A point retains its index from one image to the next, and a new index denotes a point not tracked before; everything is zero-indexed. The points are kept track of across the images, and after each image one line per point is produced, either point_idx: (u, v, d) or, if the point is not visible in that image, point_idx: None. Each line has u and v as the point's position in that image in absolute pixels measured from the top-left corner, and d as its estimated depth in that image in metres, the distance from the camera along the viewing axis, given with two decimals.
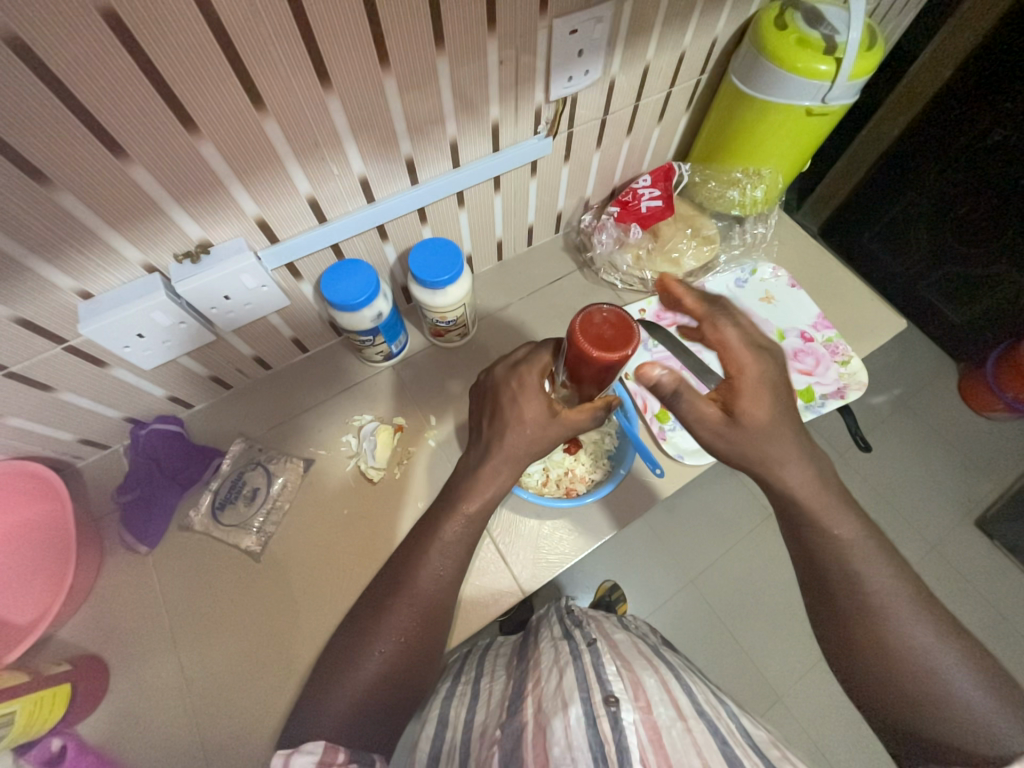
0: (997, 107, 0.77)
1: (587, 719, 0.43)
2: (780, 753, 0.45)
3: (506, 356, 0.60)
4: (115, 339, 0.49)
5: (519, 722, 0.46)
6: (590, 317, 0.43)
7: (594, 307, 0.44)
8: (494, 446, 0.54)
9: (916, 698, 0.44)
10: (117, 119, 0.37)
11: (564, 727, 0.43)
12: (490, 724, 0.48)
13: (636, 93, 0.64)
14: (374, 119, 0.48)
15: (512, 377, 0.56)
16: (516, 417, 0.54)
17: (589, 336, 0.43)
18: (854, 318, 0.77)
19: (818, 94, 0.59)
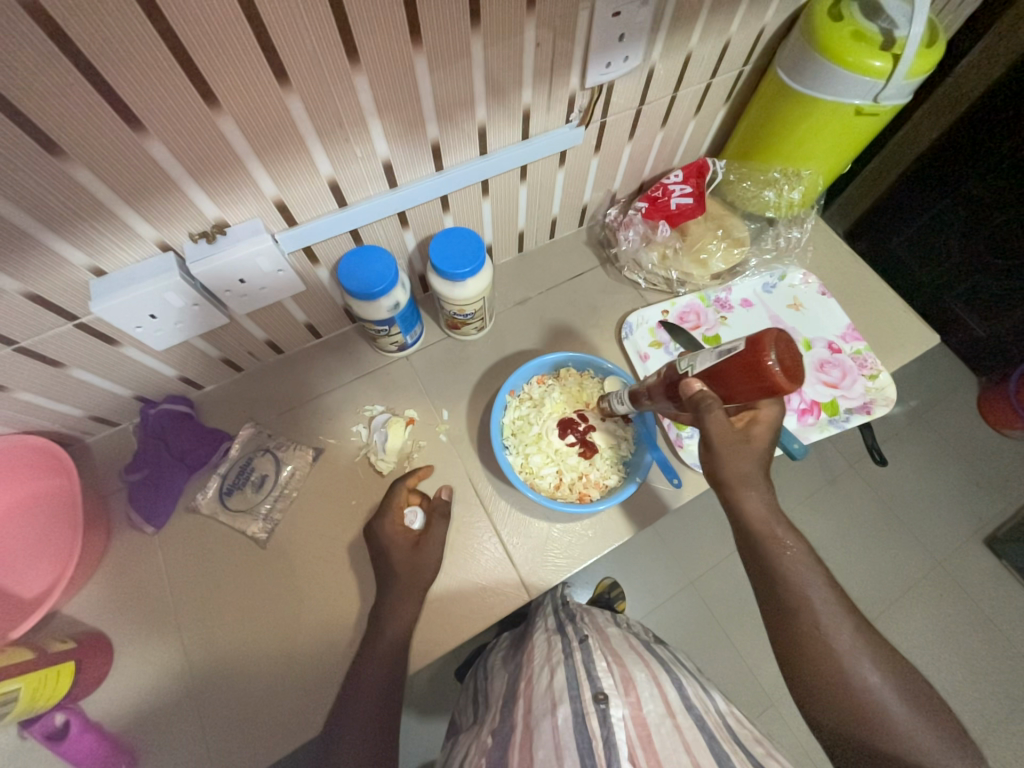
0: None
1: (575, 718, 0.42)
2: (764, 749, 0.45)
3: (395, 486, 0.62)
4: (127, 318, 0.48)
5: (510, 730, 0.47)
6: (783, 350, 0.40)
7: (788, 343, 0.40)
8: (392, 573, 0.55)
9: (905, 729, 0.42)
10: (134, 88, 0.35)
11: (550, 729, 0.42)
12: (483, 736, 0.50)
13: (675, 83, 0.61)
14: (402, 100, 0.46)
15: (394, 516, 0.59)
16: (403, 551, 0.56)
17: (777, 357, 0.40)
18: (883, 329, 0.74)
19: (870, 92, 0.55)
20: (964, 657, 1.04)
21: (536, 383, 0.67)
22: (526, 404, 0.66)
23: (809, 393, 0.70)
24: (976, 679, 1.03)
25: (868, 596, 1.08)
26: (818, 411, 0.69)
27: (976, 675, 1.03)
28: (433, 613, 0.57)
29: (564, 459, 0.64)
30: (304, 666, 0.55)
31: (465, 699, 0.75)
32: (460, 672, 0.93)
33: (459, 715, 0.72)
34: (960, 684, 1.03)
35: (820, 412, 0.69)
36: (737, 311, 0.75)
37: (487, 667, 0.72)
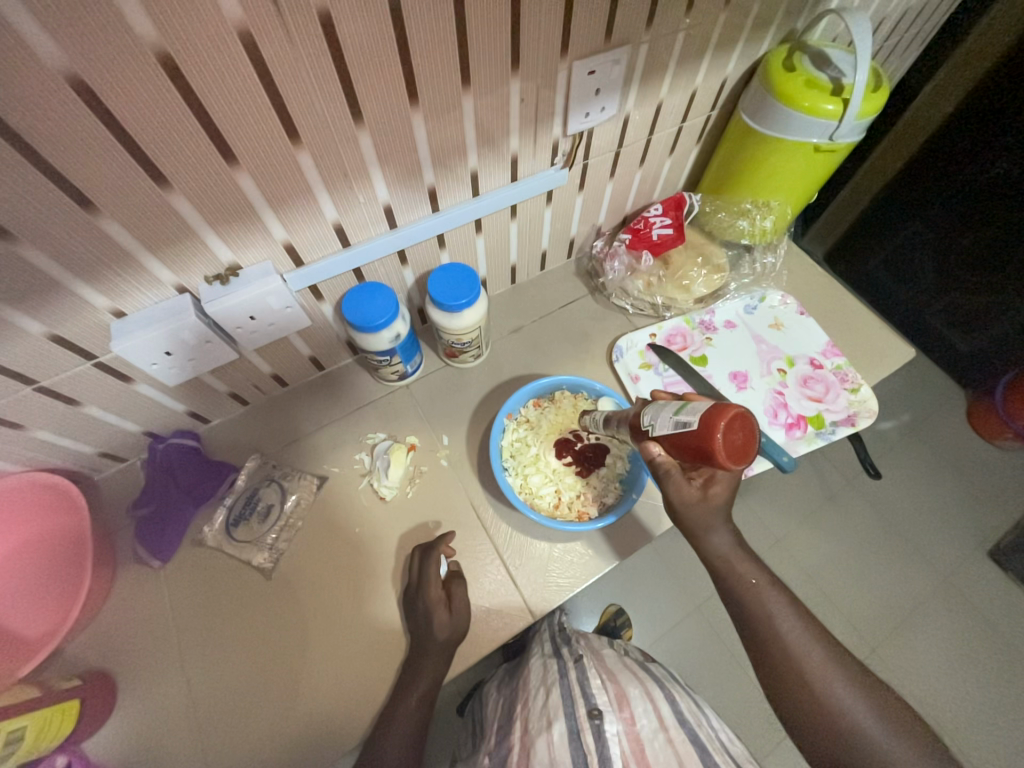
0: (1009, 138, 0.76)
1: (570, 734, 0.43)
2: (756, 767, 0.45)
3: (426, 544, 0.61)
4: (143, 356, 0.51)
5: (506, 752, 0.46)
6: (723, 433, 0.39)
7: (735, 435, 0.39)
8: (421, 623, 0.55)
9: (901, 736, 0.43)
10: (163, 151, 0.39)
11: (547, 747, 0.43)
12: (481, 756, 0.50)
13: (650, 127, 0.66)
14: (402, 151, 0.50)
15: (422, 576, 0.57)
16: (430, 616, 0.55)
17: (724, 437, 0.39)
18: (861, 345, 0.78)
19: (826, 131, 0.61)
20: (977, 675, 1.02)
21: (533, 406, 0.69)
22: (523, 426, 0.68)
23: (795, 408, 0.73)
24: (991, 697, 1.01)
25: (876, 613, 1.07)
26: (805, 425, 0.72)
27: (990, 692, 1.01)
28: None
29: (562, 479, 0.66)
30: (307, 700, 0.55)
31: (465, 734, 0.73)
32: (463, 706, 0.90)
33: (459, 751, 0.70)
34: (975, 704, 1.00)
35: (807, 426, 0.72)
36: (721, 332, 0.78)
37: (484, 697, 0.71)
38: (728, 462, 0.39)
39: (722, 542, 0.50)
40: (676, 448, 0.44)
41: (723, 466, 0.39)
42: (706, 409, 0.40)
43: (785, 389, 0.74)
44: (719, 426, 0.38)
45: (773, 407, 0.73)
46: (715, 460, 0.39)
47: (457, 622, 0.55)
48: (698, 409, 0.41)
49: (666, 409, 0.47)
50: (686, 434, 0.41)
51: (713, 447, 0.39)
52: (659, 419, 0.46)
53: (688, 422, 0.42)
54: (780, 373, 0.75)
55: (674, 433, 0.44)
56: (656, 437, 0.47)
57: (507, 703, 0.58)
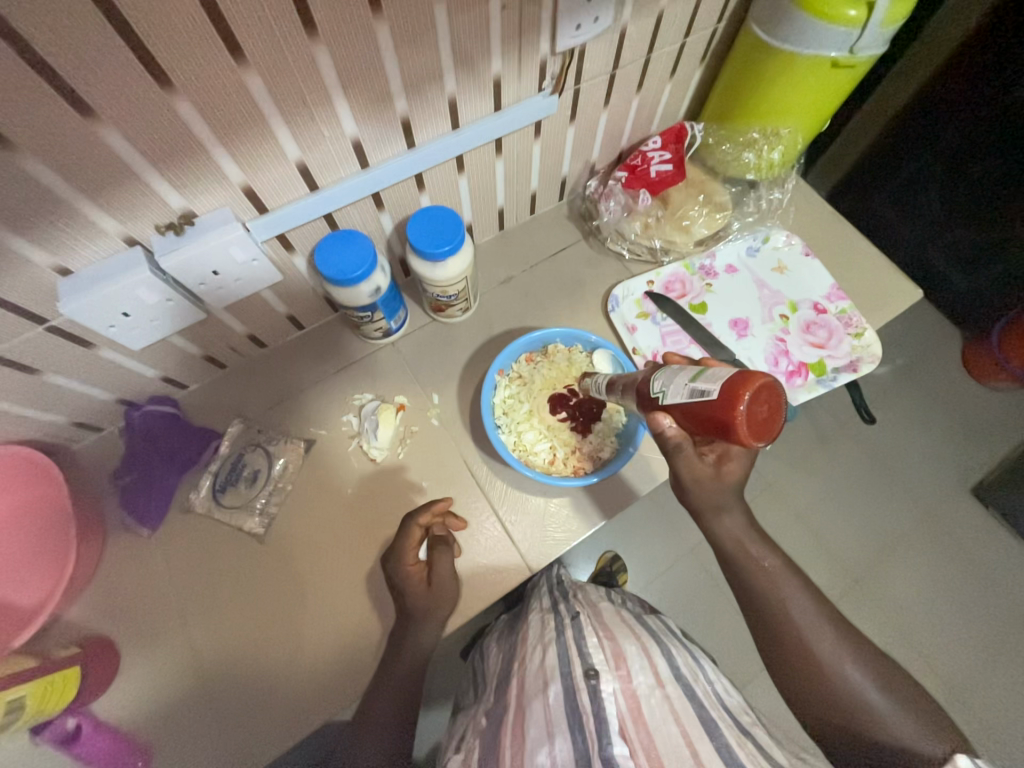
0: None
1: (566, 693, 0.42)
2: (750, 718, 0.47)
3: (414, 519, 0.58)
4: (98, 318, 0.46)
5: (503, 711, 0.47)
6: (756, 411, 0.37)
7: (766, 412, 0.38)
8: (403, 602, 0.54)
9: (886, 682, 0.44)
10: (82, 73, 0.33)
11: (542, 707, 0.42)
12: (479, 715, 0.51)
13: (648, 44, 0.59)
14: (367, 74, 0.44)
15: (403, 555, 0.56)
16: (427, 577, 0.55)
17: (749, 414, 0.37)
18: (866, 287, 0.74)
19: (846, 43, 0.54)
20: (954, 605, 1.08)
21: (525, 361, 0.66)
22: (515, 382, 0.66)
23: (796, 355, 0.71)
24: (965, 623, 1.07)
25: (862, 552, 1.11)
26: (805, 372, 0.70)
27: (964, 619, 1.07)
28: None
29: (557, 434, 0.64)
30: (310, 659, 0.56)
31: (467, 680, 0.76)
32: (467, 652, 0.94)
33: (462, 697, 0.73)
34: (951, 632, 1.06)
35: (807, 373, 0.70)
36: (722, 277, 0.74)
37: (485, 648, 0.73)
38: (749, 437, 0.37)
39: (722, 502, 0.49)
40: (691, 420, 0.41)
41: (743, 441, 0.37)
42: (731, 377, 0.38)
43: (787, 336, 0.71)
44: (746, 396, 0.37)
45: (774, 355, 0.70)
46: (737, 435, 0.37)
47: (437, 595, 0.55)
48: (721, 374, 0.39)
49: (681, 376, 0.44)
50: (706, 402, 0.39)
51: (736, 419, 0.37)
52: (671, 388, 0.44)
53: (708, 389, 0.39)
54: (782, 319, 0.72)
55: (689, 401, 0.41)
56: (666, 407, 0.45)
57: (506, 656, 0.59)
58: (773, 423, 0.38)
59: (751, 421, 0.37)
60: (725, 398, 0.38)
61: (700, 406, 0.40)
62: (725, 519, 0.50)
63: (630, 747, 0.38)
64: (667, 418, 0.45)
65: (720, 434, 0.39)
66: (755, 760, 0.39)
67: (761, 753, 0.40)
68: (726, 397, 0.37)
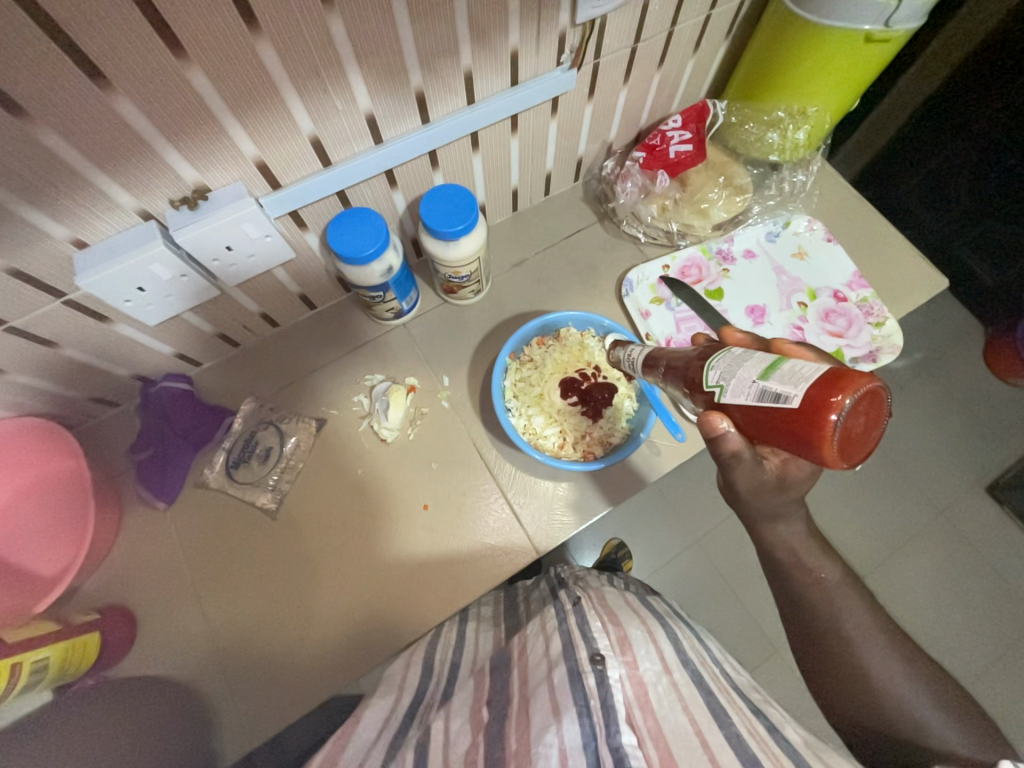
0: None
1: (571, 677, 0.41)
2: (761, 696, 0.48)
3: None
4: (114, 292, 0.47)
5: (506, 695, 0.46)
6: (849, 423, 0.33)
7: (856, 423, 0.34)
8: None
9: None
10: (96, 41, 0.33)
11: (547, 691, 0.41)
12: None
13: (672, 17, 0.57)
14: (382, 46, 0.43)
15: None
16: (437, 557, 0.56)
17: (841, 429, 0.33)
18: (889, 277, 0.72)
19: (882, 16, 0.52)
20: (963, 602, 1.07)
21: (537, 345, 0.66)
22: (526, 366, 0.65)
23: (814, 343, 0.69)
24: (973, 620, 1.06)
25: (871, 547, 1.10)
26: None
27: (973, 616, 1.06)
28: (441, 574, 0.59)
29: (567, 419, 0.64)
30: (319, 636, 0.57)
31: None
32: None
33: None
34: (958, 629, 1.05)
35: None
36: (740, 262, 0.73)
37: None
38: (839, 453, 0.34)
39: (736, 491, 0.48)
40: (759, 425, 0.37)
41: (829, 457, 0.34)
42: (818, 384, 0.33)
43: (805, 324, 0.70)
44: (838, 407, 0.32)
45: None
46: (823, 450, 0.34)
47: None
48: (803, 377, 0.34)
49: (747, 367, 0.39)
50: (787, 414, 0.35)
51: (824, 435, 0.33)
52: (734, 383, 0.39)
53: (788, 395, 0.35)
54: (800, 307, 0.71)
55: (758, 404, 0.37)
56: (726, 406, 0.40)
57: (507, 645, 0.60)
58: (865, 433, 0.35)
59: (842, 436, 0.33)
60: (810, 408, 0.33)
61: (776, 414, 0.36)
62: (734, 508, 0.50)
63: (637, 736, 0.37)
64: (726, 419, 0.39)
65: (798, 447, 0.35)
66: (766, 746, 0.38)
67: (772, 734, 0.40)
68: (812, 409, 0.33)
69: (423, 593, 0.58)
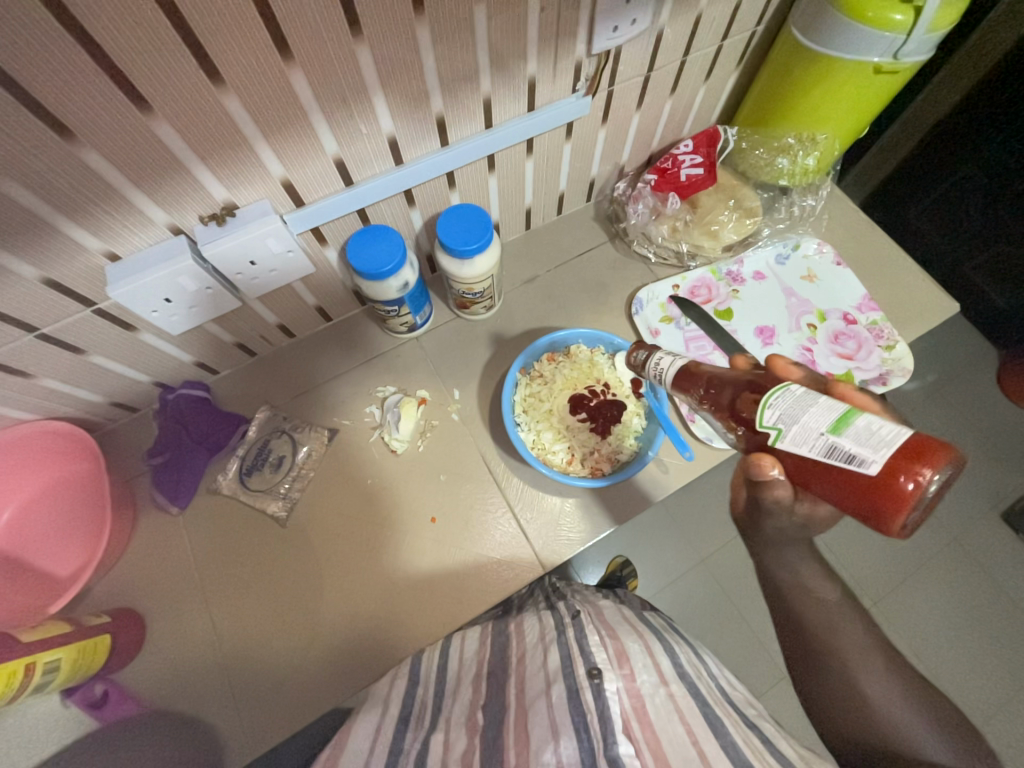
0: None
1: (569, 693, 0.41)
2: (756, 712, 0.46)
3: None
4: (142, 302, 0.48)
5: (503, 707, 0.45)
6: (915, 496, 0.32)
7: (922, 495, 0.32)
8: None
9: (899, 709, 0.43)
10: (141, 69, 0.35)
11: (546, 708, 0.41)
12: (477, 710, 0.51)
13: (684, 48, 0.59)
14: (406, 73, 0.45)
15: None
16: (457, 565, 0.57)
17: (917, 499, 0.31)
18: (899, 300, 0.72)
19: (890, 49, 0.53)
20: (979, 633, 1.04)
21: (547, 361, 0.67)
22: (536, 381, 0.66)
23: (823, 365, 0.69)
24: (990, 653, 1.03)
25: (882, 572, 1.08)
26: None
27: (989, 648, 1.03)
28: (446, 586, 0.59)
29: (575, 435, 0.64)
30: (323, 644, 0.57)
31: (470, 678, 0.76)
32: None
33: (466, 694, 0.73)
34: (973, 660, 1.02)
35: None
36: (749, 283, 0.74)
37: None
38: (898, 528, 0.32)
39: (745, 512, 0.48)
40: (810, 479, 0.35)
41: (888, 526, 0.33)
42: (900, 453, 0.31)
43: (814, 346, 0.70)
44: (918, 480, 0.31)
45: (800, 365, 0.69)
46: (890, 519, 0.32)
47: None
48: (884, 443, 0.32)
49: (812, 414, 0.35)
50: (857, 481, 0.33)
51: (893, 503, 0.31)
52: (794, 430, 0.35)
53: (865, 461, 0.32)
54: (809, 328, 0.71)
55: (825, 459, 0.34)
56: (778, 452, 0.37)
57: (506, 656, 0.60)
58: (930, 501, 0.33)
59: (915, 507, 0.32)
60: (886, 477, 0.31)
61: (840, 475, 0.34)
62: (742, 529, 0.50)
63: (635, 745, 0.37)
64: (776, 467, 0.37)
65: (856, 509, 0.33)
66: (762, 755, 0.38)
67: (767, 747, 0.40)
68: (889, 479, 0.31)
69: (428, 606, 0.58)
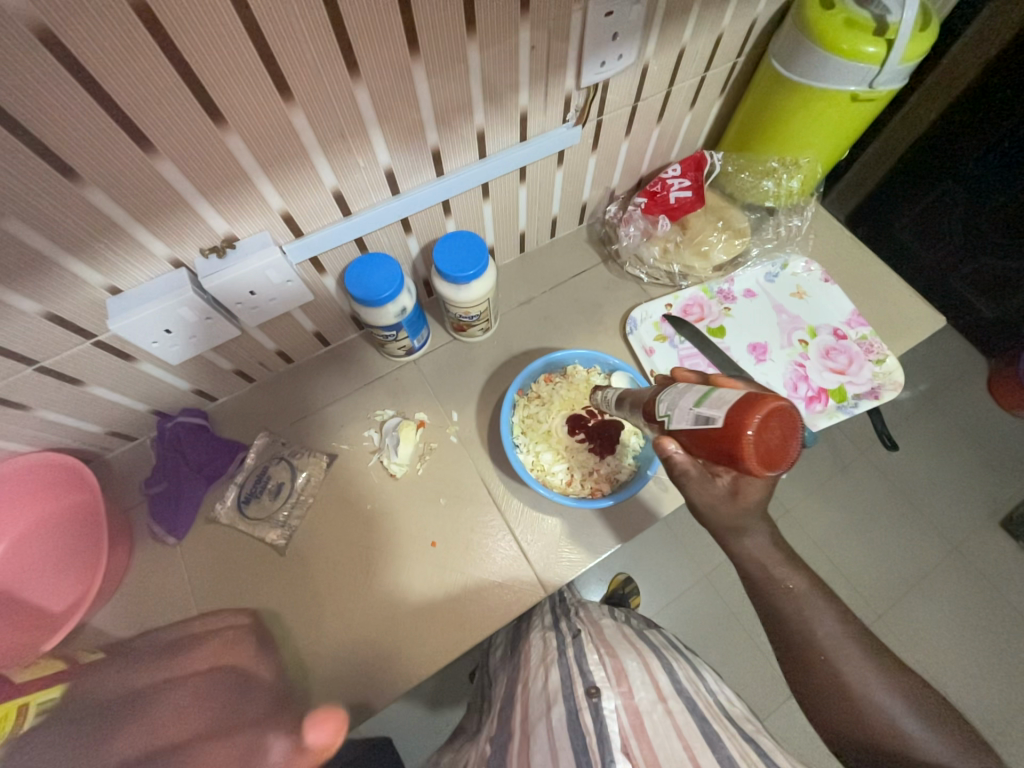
0: None
1: (568, 717, 0.41)
2: (754, 727, 0.46)
3: None
4: (143, 334, 0.49)
5: (509, 739, 0.46)
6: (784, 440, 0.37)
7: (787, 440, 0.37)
8: None
9: (909, 729, 0.43)
10: (145, 112, 0.36)
11: (546, 732, 0.42)
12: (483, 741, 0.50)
13: (669, 79, 0.61)
14: (402, 109, 0.47)
15: None
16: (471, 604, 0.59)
17: (760, 443, 0.36)
18: (888, 315, 0.74)
19: (866, 78, 0.56)
20: (985, 644, 1.03)
21: (544, 381, 0.67)
22: (534, 402, 0.67)
23: (817, 380, 0.70)
24: (997, 664, 1.02)
25: (885, 584, 1.08)
26: (826, 398, 0.69)
27: (996, 659, 1.02)
28: (448, 613, 0.58)
29: (574, 455, 0.65)
30: (324, 675, 0.56)
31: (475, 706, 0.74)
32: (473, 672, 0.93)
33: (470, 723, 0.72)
34: (981, 672, 1.01)
35: (828, 399, 0.69)
36: (740, 301, 0.75)
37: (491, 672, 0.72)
38: (760, 467, 0.37)
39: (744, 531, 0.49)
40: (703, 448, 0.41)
41: (755, 470, 0.37)
42: (735, 407, 0.38)
43: (806, 361, 0.71)
44: (750, 426, 0.36)
45: (794, 380, 0.70)
46: (746, 463, 0.37)
47: None
48: (725, 402, 0.39)
49: (686, 398, 0.44)
50: (711, 431, 0.39)
51: (743, 448, 0.36)
52: (677, 411, 0.44)
53: (713, 417, 0.39)
54: (801, 344, 0.72)
55: (693, 427, 0.41)
56: (672, 431, 0.45)
57: (511, 679, 0.59)
58: (783, 446, 0.37)
59: (758, 452, 0.36)
60: (729, 428, 0.37)
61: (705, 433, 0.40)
62: (742, 548, 0.50)
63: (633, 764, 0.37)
64: (675, 443, 0.46)
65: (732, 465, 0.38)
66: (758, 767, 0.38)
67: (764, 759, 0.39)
68: (731, 428, 0.37)
69: (430, 633, 0.57)
